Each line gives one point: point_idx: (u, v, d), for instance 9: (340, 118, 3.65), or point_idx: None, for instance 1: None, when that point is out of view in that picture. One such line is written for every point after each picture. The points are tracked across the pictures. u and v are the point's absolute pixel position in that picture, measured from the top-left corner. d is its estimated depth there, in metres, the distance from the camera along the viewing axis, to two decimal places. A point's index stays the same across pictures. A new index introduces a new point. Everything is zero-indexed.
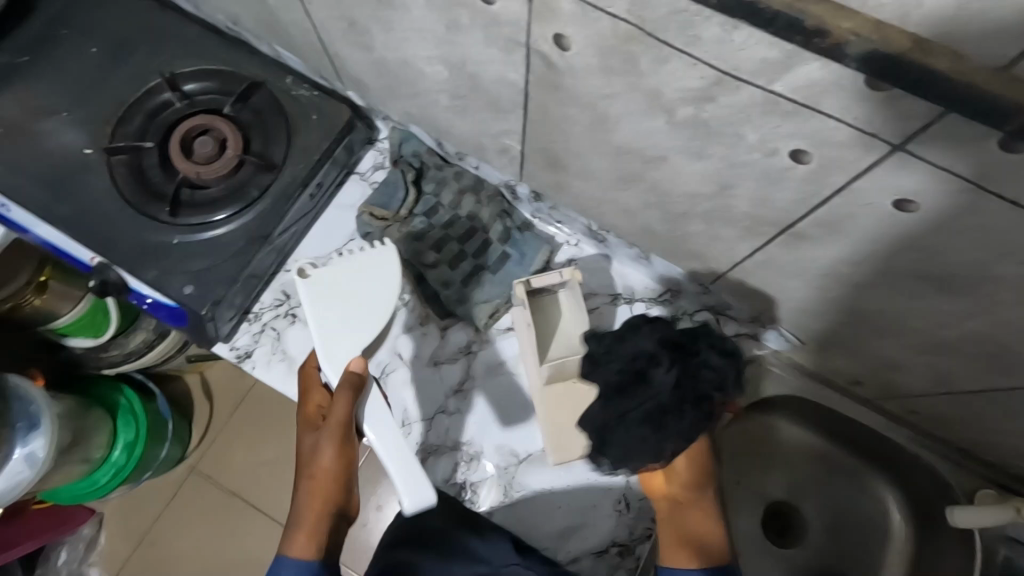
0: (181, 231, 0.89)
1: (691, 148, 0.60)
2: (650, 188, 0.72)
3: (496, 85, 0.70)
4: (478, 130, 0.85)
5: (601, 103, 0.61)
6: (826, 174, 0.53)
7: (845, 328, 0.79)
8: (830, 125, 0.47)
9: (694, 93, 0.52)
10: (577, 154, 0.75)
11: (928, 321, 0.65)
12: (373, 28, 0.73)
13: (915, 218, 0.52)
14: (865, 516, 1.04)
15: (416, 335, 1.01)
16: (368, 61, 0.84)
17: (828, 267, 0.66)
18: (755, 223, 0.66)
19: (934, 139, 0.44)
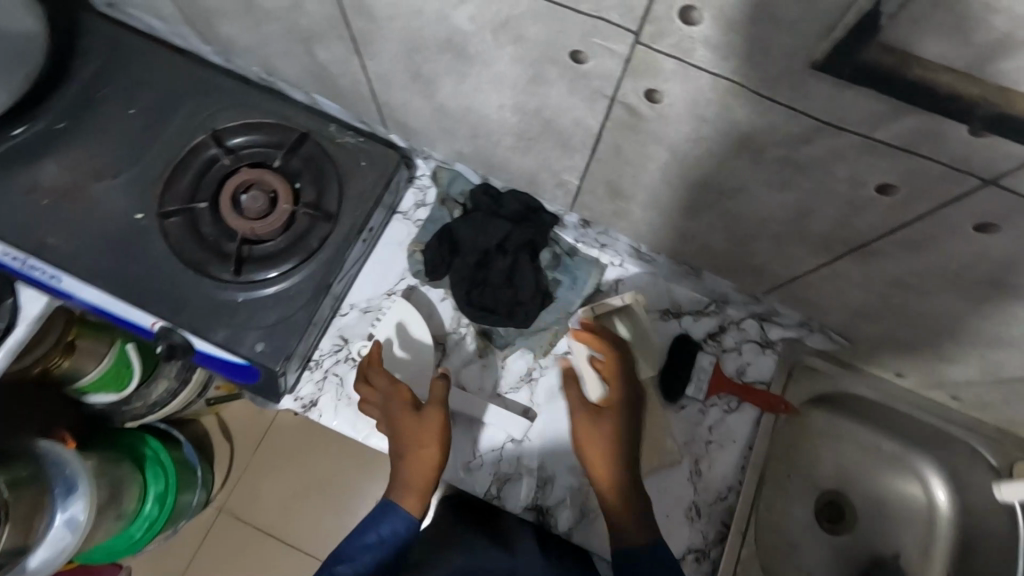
0: (246, 289, 0.90)
1: (774, 182, 0.64)
2: (720, 215, 0.75)
3: (569, 128, 0.73)
4: (536, 165, 0.88)
5: (685, 145, 0.65)
6: (916, 202, 0.57)
7: (902, 329, 0.84)
8: (926, 164, 0.52)
9: (790, 138, 0.56)
10: (645, 185, 0.78)
11: (993, 321, 0.71)
12: (441, 79, 0.75)
13: (996, 239, 0.57)
14: (911, 496, 1.11)
15: (477, 368, 1.01)
16: (424, 107, 0.85)
17: (897, 278, 0.71)
18: (828, 244, 0.71)
19: None
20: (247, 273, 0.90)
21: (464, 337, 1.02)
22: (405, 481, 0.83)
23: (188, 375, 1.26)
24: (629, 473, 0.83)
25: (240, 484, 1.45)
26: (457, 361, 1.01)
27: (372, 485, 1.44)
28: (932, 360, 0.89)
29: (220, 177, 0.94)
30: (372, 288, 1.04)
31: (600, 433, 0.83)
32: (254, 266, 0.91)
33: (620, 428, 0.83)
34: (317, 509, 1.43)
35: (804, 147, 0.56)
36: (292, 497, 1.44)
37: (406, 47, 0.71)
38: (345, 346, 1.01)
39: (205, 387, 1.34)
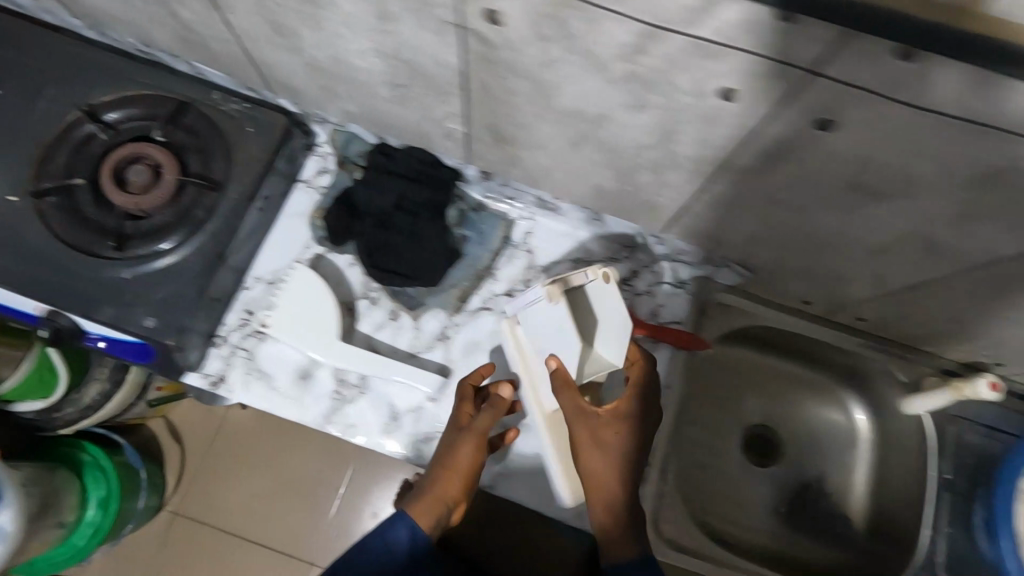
0: (131, 263, 0.86)
1: (630, 101, 0.63)
2: (595, 141, 0.75)
3: (433, 64, 0.71)
4: (421, 113, 0.86)
5: (541, 71, 0.64)
6: (759, 101, 0.57)
7: (792, 251, 0.85)
8: (750, 61, 0.51)
9: (626, 47, 0.55)
10: (522, 120, 0.77)
11: (865, 228, 0.71)
12: (300, 24, 0.72)
13: (837, 136, 0.57)
14: (834, 423, 1.13)
15: (388, 330, 0.98)
16: (299, 61, 0.83)
17: (770, 192, 0.72)
18: (700, 164, 0.70)
19: (841, 59, 0.48)
20: (130, 249, 0.87)
21: (377, 296, 0.99)
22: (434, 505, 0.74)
23: (121, 376, 1.17)
24: (626, 480, 0.74)
25: (197, 485, 1.38)
26: (370, 326, 0.99)
27: (338, 480, 1.38)
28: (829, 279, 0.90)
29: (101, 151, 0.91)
30: (279, 253, 1.00)
31: (594, 462, 0.74)
32: (139, 239, 0.87)
33: (641, 442, 0.76)
34: (281, 508, 1.36)
35: (640, 49, 0.56)
36: (252, 497, 1.36)
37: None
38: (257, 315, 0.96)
39: (144, 388, 1.25)
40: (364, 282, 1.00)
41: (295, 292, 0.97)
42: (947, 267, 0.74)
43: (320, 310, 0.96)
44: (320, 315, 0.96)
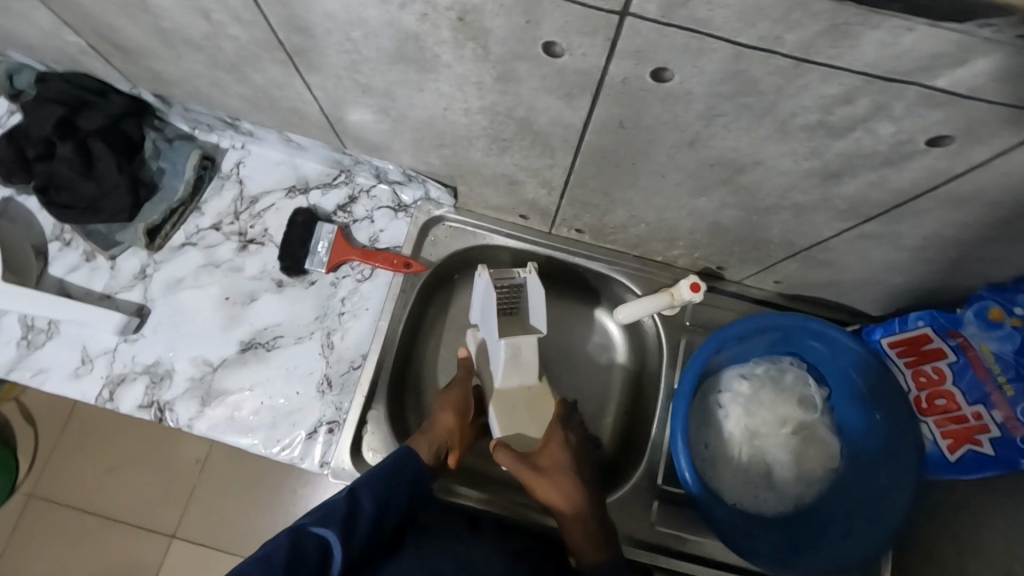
0: (116, 239, 0.76)
1: (600, 106, 0.46)
2: (581, 134, 0.51)
3: (333, 30, 0.46)
4: (396, 134, 0.63)
5: (306, 50, 0.50)
6: (789, 47, 0.34)
7: (842, 267, 0.66)
8: (726, 49, 0.36)
9: (573, 40, 0.39)
10: (466, 79, 0.48)
11: (924, 234, 0.54)
12: (185, 14, 0.50)
13: (855, 137, 0.42)
14: None
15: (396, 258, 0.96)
16: (241, 89, 0.63)
17: (831, 176, 0.48)
18: (707, 178, 0.53)
19: (843, 43, 0.33)
20: (116, 230, 0.76)
21: (367, 194, 0.81)
22: (455, 427, 0.69)
23: None
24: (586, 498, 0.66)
25: None
26: (362, 238, 0.80)
27: None
28: (916, 289, 0.66)
29: (16, 129, 0.72)
30: (237, 142, 0.80)
31: (548, 488, 0.65)
32: (122, 219, 0.74)
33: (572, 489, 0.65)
34: None
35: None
36: None
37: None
38: (238, 208, 0.79)
39: None
40: (348, 176, 0.81)
41: (252, 201, 0.79)
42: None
43: (276, 224, 0.79)
44: (273, 232, 0.79)
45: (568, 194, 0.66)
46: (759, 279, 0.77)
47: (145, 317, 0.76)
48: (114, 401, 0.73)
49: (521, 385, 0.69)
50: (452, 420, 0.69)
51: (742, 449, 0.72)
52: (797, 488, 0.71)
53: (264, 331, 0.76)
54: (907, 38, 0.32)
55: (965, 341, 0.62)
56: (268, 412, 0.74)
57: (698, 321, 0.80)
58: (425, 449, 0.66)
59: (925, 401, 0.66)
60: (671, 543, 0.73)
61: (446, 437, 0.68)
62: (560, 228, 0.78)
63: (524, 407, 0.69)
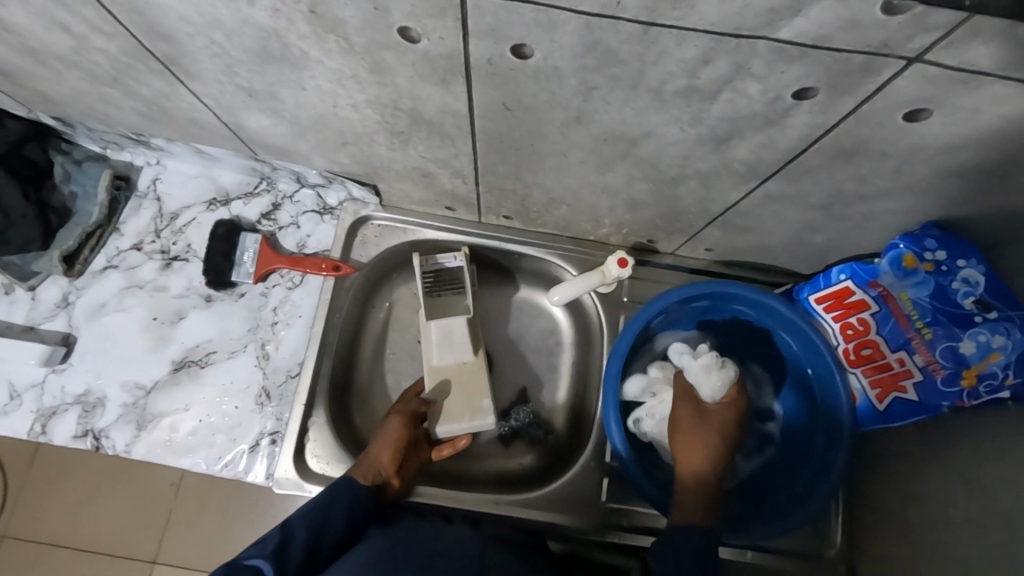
0: (33, 269, 0.74)
1: (476, 87, 0.45)
2: (470, 118, 0.50)
3: (194, 33, 0.44)
4: (300, 137, 0.62)
5: (176, 57, 0.48)
6: (631, 11, 0.34)
7: (763, 229, 0.66)
8: (575, 20, 0.35)
9: (424, 22, 0.38)
10: (341, 73, 0.46)
11: (826, 189, 0.54)
12: (42, 30, 0.48)
13: (728, 98, 0.41)
14: None
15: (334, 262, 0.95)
16: (134, 104, 0.61)
17: (720, 140, 0.48)
18: (606, 152, 0.53)
19: (680, 4, 0.33)
20: (31, 260, 0.74)
21: (290, 200, 0.79)
22: (393, 456, 0.69)
23: None
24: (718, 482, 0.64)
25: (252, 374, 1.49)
26: (289, 244, 0.78)
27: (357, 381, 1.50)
28: (837, 244, 0.66)
29: None
30: (151, 159, 0.78)
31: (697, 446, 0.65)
32: (37, 247, 0.73)
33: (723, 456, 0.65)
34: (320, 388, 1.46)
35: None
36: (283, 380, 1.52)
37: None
38: (159, 225, 0.77)
39: None
40: (270, 183, 0.79)
41: (172, 217, 0.78)
42: (934, 216, 0.57)
43: (199, 238, 0.77)
44: (197, 247, 0.77)
45: (483, 181, 0.66)
46: (690, 249, 0.77)
47: (71, 346, 0.74)
48: (47, 435, 0.71)
49: (457, 361, 0.75)
50: (394, 449, 0.69)
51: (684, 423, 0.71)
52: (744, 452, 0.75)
53: (196, 349, 0.75)
54: None
55: (885, 290, 0.63)
56: (207, 430, 0.72)
57: (635, 296, 0.80)
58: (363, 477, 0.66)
59: (853, 352, 0.66)
60: (623, 519, 0.73)
61: (384, 466, 0.68)
62: (489, 216, 0.78)
63: (455, 385, 0.74)
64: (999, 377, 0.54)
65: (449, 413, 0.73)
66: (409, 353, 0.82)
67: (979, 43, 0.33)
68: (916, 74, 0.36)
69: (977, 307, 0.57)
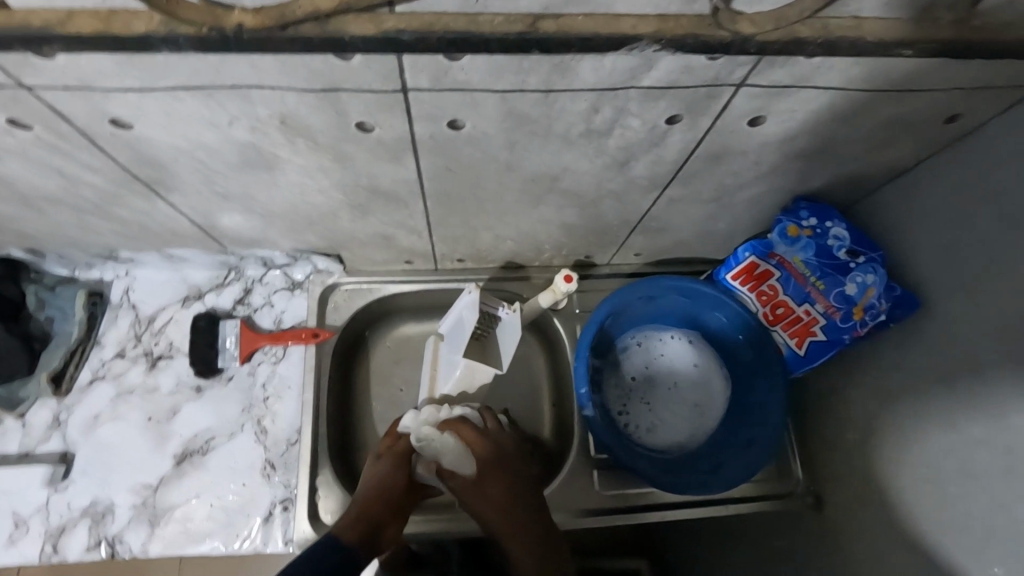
0: (20, 396, 0.77)
1: (422, 158, 0.55)
2: (420, 183, 0.60)
3: (176, 154, 0.52)
4: (267, 225, 0.70)
5: (160, 178, 0.56)
6: (534, 85, 0.45)
7: (676, 227, 0.79)
8: (494, 98, 0.46)
9: (376, 117, 0.48)
10: (307, 166, 0.55)
11: (712, 186, 0.67)
12: (36, 175, 0.55)
13: (620, 132, 0.53)
14: None
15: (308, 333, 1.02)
16: (110, 224, 0.68)
17: (624, 164, 0.60)
18: (535, 189, 0.64)
19: (568, 75, 0.44)
20: (17, 387, 0.77)
21: (260, 283, 0.86)
22: (383, 505, 0.72)
23: None
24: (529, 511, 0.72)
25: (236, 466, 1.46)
26: (267, 323, 0.85)
27: None
28: (737, 228, 0.80)
29: None
30: (120, 271, 0.83)
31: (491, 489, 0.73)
32: (23, 371, 0.76)
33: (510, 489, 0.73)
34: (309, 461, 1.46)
35: (372, 72, 0.42)
36: None
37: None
38: (138, 330, 0.82)
39: None
40: (238, 272, 0.86)
41: (150, 320, 0.83)
42: (800, 190, 0.71)
43: (179, 334, 0.82)
44: (179, 343, 0.82)
45: (435, 233, 0.75)
46: (622, 256, 0.89)
47: (70, 462, 0.76)
48: (60, 553, 0.73)
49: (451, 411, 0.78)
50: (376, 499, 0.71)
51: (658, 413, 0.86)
52: (704, 424, 0.86)
53: (195, 438, 0.79)
54: (609, 61, 0.43)
55: (782, 258, 0.77)
56: (221, 513, 0.76)
57: (586, 306, 0.91)
58: (348, 534, 0.68)
59: (771, 313, 0.80)
60: (621, 501, 0.82)
61: (373, 516, 0.70)
62: (444, 262, 0.87)
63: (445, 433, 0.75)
64: (876, 306, 0.66)
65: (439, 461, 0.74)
66: (395, 400, 0.89)
67: (782, 66, 0.46)
68: (747, 94, 0.49)
69: (849, 256, 0.72)
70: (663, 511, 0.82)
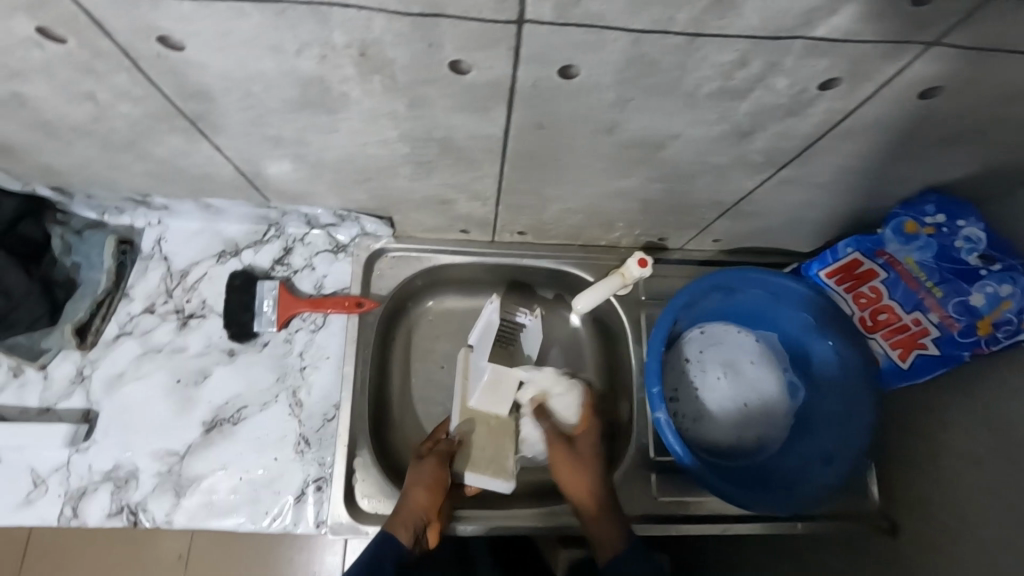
0: (42, 347, 0.71)
1: (513, 112, 0.46)
2: (503, 141, 0.52)
3: (227, 86, 0.44)
4: (318, 178, 0.62)
5: (204, 113, 0.48)
6: (681, 25, 0.36)
7: (770, 215, 0.70)
8: (625, 38, 0.37)
9: (475, 54, 0.39)
10: (378, 112, 0.47)
11: (834, 169, 0.58)
12: (65, 100, 0.47)
13: (758, 95, 0.44)
14: None
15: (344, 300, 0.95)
16: (144, 165, 0.60)
17: (745, 135, 0.50)
18: (630, 159, 0.55)
19: (726, 13, 0.35)
20: (39, 337, 0.71)
21: (301, 242, 0.79)
22: (431, 499, 0.69)
23: None
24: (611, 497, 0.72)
25: None
26: (307, 287, 0.78)
27: None
28: (840, 219, 0.71)
29: None
30: (151, 219, 0.76)
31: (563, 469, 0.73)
32: (44, 324, 0.69)
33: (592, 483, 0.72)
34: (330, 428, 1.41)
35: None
36: None
37: (8, 89, 0.46)
38: (169, 285, 0.76)
39: None
40: (278, 229, 0.78)
41: (183, 275, 0.76)
42: (932, 180, 0.62)
43: (213, 293, 0.76)
44: (212, 302, 0.76)
45: (502, 201, 0.67)
46: (699, 242, 0.80)
47: (92, 421, 0.71)
48: (79, 517, 0.68)
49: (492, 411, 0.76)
50: (427, 493, 0.69)
51: (713, 416, 0.76)
52: (751, 425, 0.76)
53: (225, 406, 0.73)
54: None
55: (891, 257, 0.68)
56: (248, 487, 0.71)
57: (652, 294, 0.83)
58: (404, 533, 0.67)
59: (870, 319, 0.71)
60: (679, 510, 0.75)
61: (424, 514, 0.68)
62: (502, 234, 0.79)
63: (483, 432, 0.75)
64: (1013, 322, 0.59)
65: (476, 460, 0.73)
66: (437, 379, 0.82)
67: (995, 19, 0.36)
68: (932, 56, 0.40)
69: (980, 261, 0.63)
70: (725, 524, 0.74)
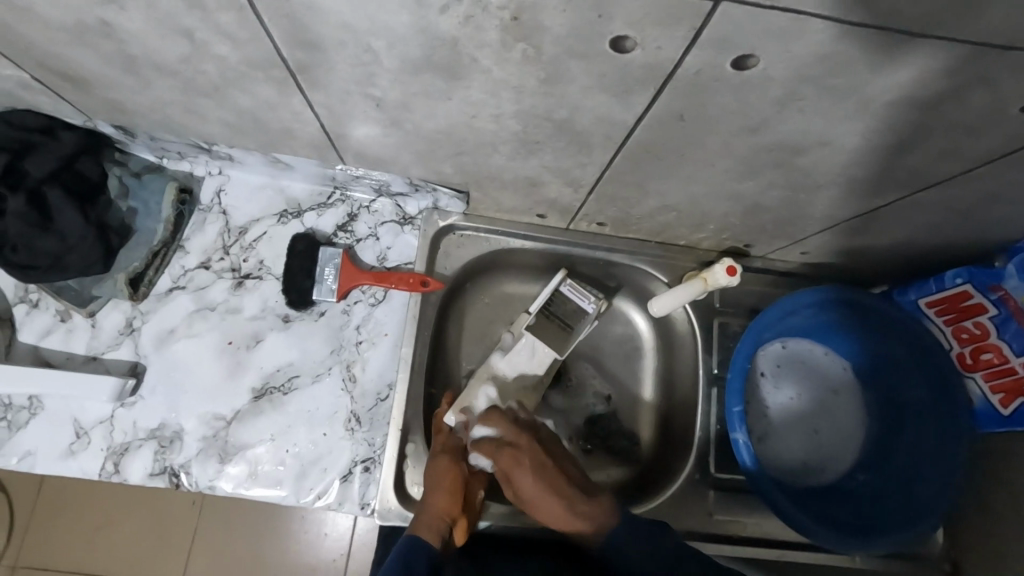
0: (92, 293, 0.68)
1: (657, 99, 0.41)
2: (628, 130, 0.47)
3: (345, 40, 0.39)
4: (405, 146, 0.57)
5: (309, 66, 0.43)
6: (904, 22, 0.31)
7: (879, 234, 0.65)
8: (831, 31, 0.32)
9: (647, 32, 0.34)
10: (504, 84, 0.42)
11: (979, 195, 0.52)
12: (159, 36, 0.42)
13: (944, 109, 0.39)
14: None
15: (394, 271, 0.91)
16: (224, 114, 0.56)
17: (904, 149, 0.45)
18: (761, 162, 0.50)
19: (964, 14, 0.30)
20: (90, 283, 0.67)
21: (367, 209, 0.74)
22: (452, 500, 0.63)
23: None
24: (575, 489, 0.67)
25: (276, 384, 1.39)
26: (369, 258, 0.74)
27: None
28: (953, 246, 0.65)
29: None
30: (213, 168, 0.72)
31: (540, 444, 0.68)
32: (98, 270, 0.65)
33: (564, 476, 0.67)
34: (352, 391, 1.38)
35: None
36: None
37: (98, 17, 0.41)
38: (227, 241, 0.72)
39: None
40: (344, 193, 0.74)
41: (241, 232, 0.72)
42: None
43: (272, 254, 0.72)
44: (270, 264, 0.72)
45: (595, 190, 0.62)
46: (786, 252, 0.75)
47: (140, 376, 0.68)
48: (120, 474, 0.65)
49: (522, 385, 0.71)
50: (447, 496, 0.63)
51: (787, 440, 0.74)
52: (821, 456, 0.73)
53: (276, 374, 0.69)
54: None
55: (1006, 294, 0.62)
56: (294, 461, 0.67)
57: (727, 301, 0.78)
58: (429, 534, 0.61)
59: (971, 356, 0.67)
60: (736, 529, 0.72)
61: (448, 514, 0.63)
62: (579, 222, 0.74)
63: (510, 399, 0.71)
64: None
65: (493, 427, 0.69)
66: None
67: None
68: None
69: None
70: (783, 549, 0.71)
